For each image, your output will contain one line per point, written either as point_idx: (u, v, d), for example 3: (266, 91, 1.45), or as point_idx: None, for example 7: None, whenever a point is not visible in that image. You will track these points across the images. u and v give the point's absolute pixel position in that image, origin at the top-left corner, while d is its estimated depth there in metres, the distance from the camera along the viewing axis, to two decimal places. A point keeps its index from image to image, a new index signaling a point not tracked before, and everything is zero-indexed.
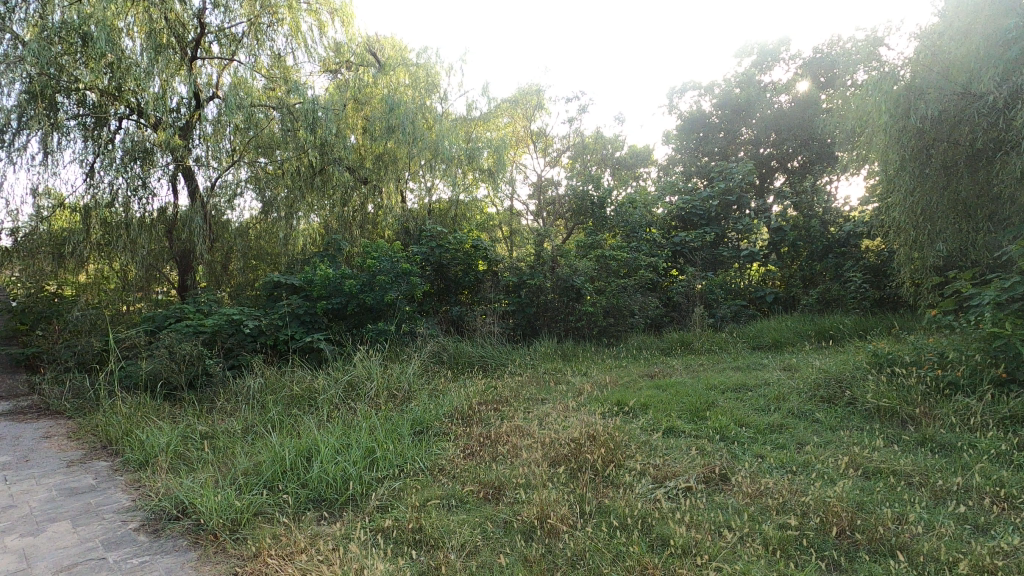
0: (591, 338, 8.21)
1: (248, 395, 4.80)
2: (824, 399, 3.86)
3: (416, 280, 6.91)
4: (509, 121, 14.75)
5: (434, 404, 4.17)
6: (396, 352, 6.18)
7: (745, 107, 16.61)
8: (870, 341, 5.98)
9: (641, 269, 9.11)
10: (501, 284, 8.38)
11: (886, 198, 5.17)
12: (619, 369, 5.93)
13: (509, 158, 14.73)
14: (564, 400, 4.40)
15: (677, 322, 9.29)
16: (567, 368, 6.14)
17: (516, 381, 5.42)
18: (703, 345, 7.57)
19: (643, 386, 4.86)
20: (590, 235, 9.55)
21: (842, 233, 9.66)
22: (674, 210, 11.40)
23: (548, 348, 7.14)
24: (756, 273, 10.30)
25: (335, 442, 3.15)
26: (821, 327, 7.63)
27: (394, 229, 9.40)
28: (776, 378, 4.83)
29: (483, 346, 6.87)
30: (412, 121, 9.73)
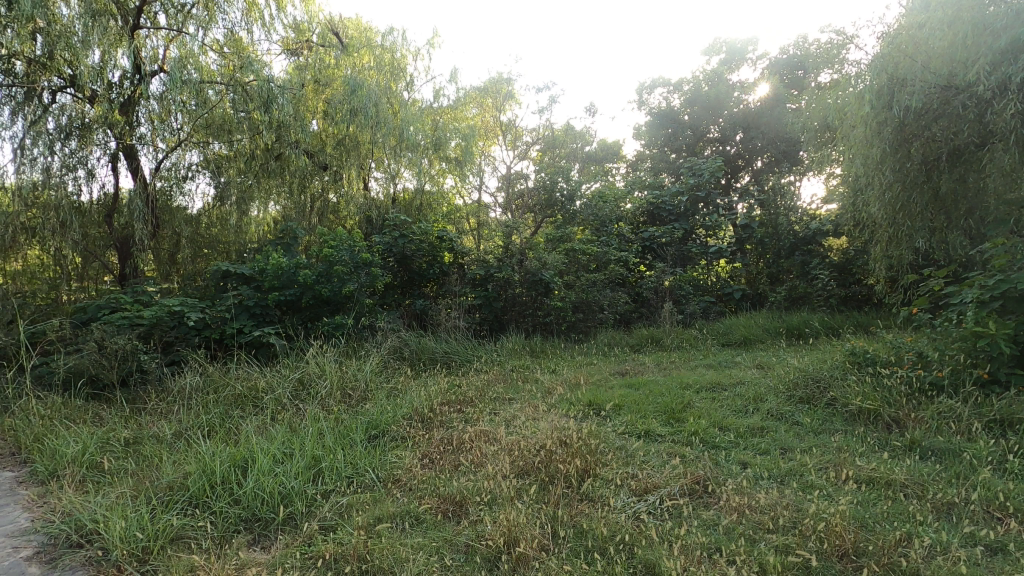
0: (559, 334, 7.98)
1: (187, 394, 4.36)
2: (803, 400, 3.71)
3: (377, 271, 6.52)
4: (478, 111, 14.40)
5: (392, 405, 3.84)
6: (354, 347, 5.80)
7: (716, 104, 16.71)
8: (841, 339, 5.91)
9: (611, 264, 8.93)
10: (467, 277, 8.06)
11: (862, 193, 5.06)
12: (589, 366, 5.71)
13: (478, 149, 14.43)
14: (533, 400, 4.14)
15: (646, 318, 9.16)
16: (536, 366, 5.88)
17: (482, 379, 5.12)
18: (673, 342, 7.43)
19: (614, 385, 4.65)
20: (560, 228, 9.31)
21: (808, 231, 9.70)
22: (644, 205, 11.28)
23: (515, 343, 6.87)
24: (723, 269, 10.20)
25: (276, 451, 2.80)
26: (790, 324, 7.58)
27: (356, 218, 8.97)
28: (751, 377, 4.68)
29: (447, 341, 6.54)
30: (375, 104, 9.24)
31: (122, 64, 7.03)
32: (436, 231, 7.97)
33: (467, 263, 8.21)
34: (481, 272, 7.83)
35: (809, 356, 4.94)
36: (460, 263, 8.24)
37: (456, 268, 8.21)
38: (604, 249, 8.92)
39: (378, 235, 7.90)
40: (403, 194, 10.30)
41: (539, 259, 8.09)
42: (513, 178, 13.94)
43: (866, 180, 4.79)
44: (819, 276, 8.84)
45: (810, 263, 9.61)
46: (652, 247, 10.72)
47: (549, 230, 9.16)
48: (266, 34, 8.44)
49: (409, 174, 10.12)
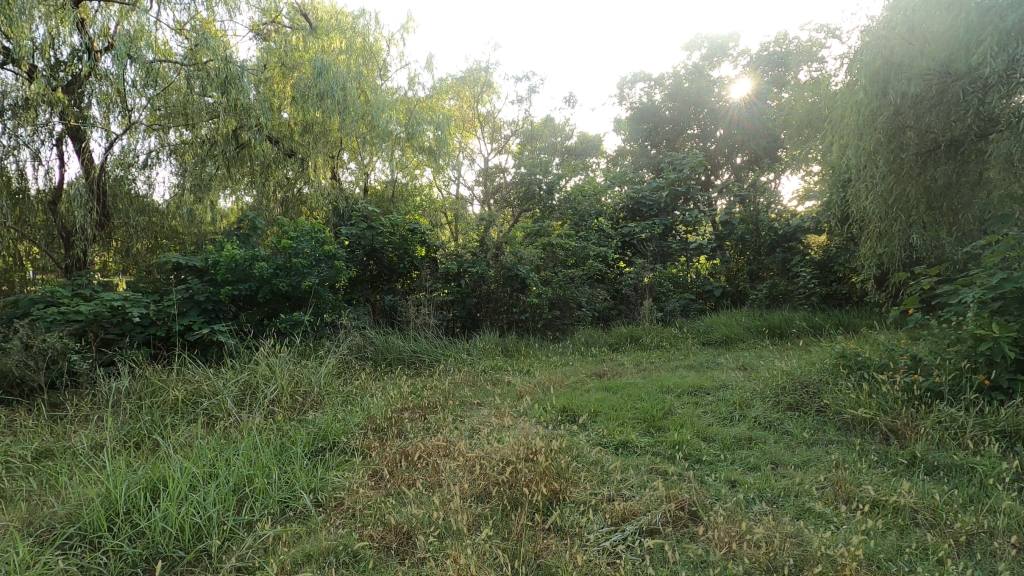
0: (536, 331, 7.66)
1: (120, 399, 3.93)
2: (791, 406, 3.46)
3: (341, 264, 6.11)
4: (456, 103, 14.04)
5: (346, 412, 3.49)
6: (314, 346, 5.40)
7: (696, 99, 16.55)
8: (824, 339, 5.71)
9: (590, 259, 8.62)
10: (439, 272, 7.68)
11: (851, 186, 4.83)
12: (565, 367, 5.41)
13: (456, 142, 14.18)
14: (503, 406, 3.83)
15: (625, 315, 8.90)
16: (509, 366, 5.55)
17: (450, 381, 4.78)
18: (653, 341, 7.17)
19: (591, 388, 4.35)
20: (537, 221, 8.99)
21: (789, 228, 9.59)
22: (624, 200, 11.03)
23: (488, 342, 6.54)
24: (703, 265, 9.98)
25: (201, 471, 2.42)
26: (771, 323, 7.39)
27: (323, 209, 8.50)
28: (735, 379, 4.42)
29: (416, 340, 6.18)
30: (344, 88, 8.69)
31: (71, 40, 6.44)
32: (407, 222, 7.58)
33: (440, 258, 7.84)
34: (454, 266, 7.48)
35: (795, 358, 4.71)
36: (432, 257, 7.86)
37: (429, 262, 7.83)
38: (583, 244, 8.62)
39: (345, 227, 7.47)
40: (375, 185, 9.86)
41: (515, 254, 7.74)
42: (492, 171, 13.55)
43: (857, 172, 4.55)
44: (801, 274, 8.68)
45: (790, 261, 9.45)
46: (632, 243, 10.46)
47: (527, 224, 8.84)
48: (229, 11, 7.94)
49: (382, 165, 9.72)
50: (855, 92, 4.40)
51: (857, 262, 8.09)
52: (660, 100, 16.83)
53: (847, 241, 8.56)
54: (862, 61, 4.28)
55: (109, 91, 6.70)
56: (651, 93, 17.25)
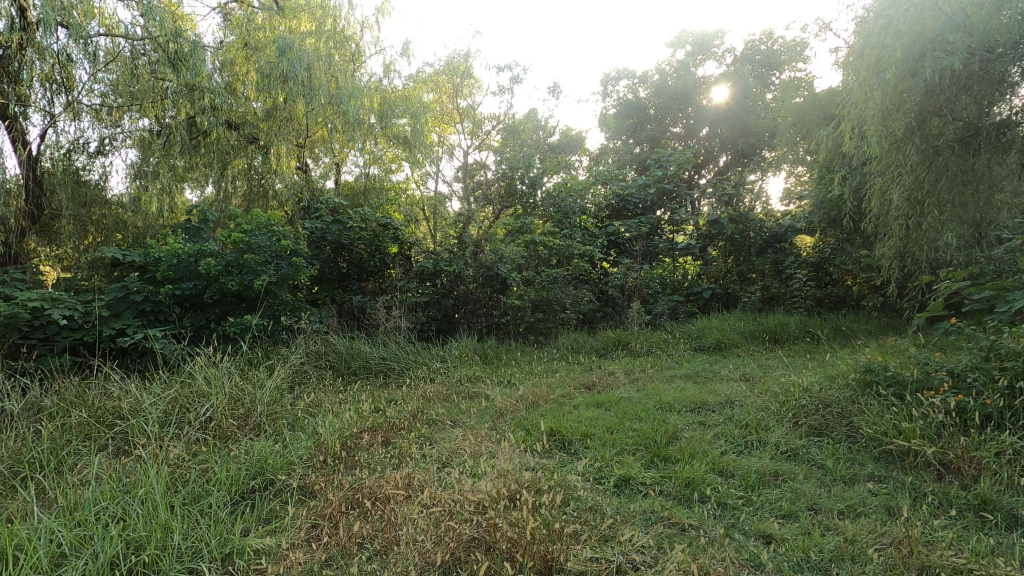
0: (518, 336, 7.13)
1: (21, 419, 3.28)
2: (813, 429, 3.00)
3: (301, 261, 5.48)
4: (434, 96, 13.48)
5: (292, 439, 2.91)
6: (268, 354, 4.79)
7: (682, 96, 16.11)
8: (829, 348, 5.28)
9: (576, 258, 8.08)
10: (413, 271, 7.09)
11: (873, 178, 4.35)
12: (550, 377, 4.88)
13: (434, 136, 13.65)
14: (479, 428, 3.30)
15: (611, 318, 8.43)
16: (488, 377, 5.00)
17: (420, 395, 4.24)
18: (643, 346, 6.71)
19: (580, 405, 3.84)
20: (519, 217, 8.47)
21: (780, 229, 9.27)
22: (609, 197, 10.58)
23: (465, 348, 5.97)
24: (692, 266, 9.60)
25: (80, 533, 1.84)
26: (766, 328, 6.98)
27: (285, 198, 7.73)
28: (740, 392, 3.96)
29: (385, 345, 5.61)
30: (309, 68, 7.85)
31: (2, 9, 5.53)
32: (378, 217, 7.00)
33: (415, 255, 7.26)
34: (429, 264, 6.91)
35: (803, 371, 4.28)
36: (405, 254, 7.28)
37: (401, 260, 7.24)
38: (567, 242, 8.12)
39: (309, 221, 6.84)
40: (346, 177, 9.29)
41: (494, 252, 7.19)
42: (472, 167, 12.98)
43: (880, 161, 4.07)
44: (794, 275, 8.32)
45: (782, 262, 9.10)
46: (617, 243, 10.00)
47: (508, 220, 8.29)
48: None
49: (355, 157, 9.06)
50: (884, 70, 3.91)
51: (854, 263, 7.75)
52: (646, 95, 16.30)
53: (841, 241, 8.22)
54: (893, 35, 3.80)
55: (39, 66, 5.86)
56: (635, 89, 16.76)
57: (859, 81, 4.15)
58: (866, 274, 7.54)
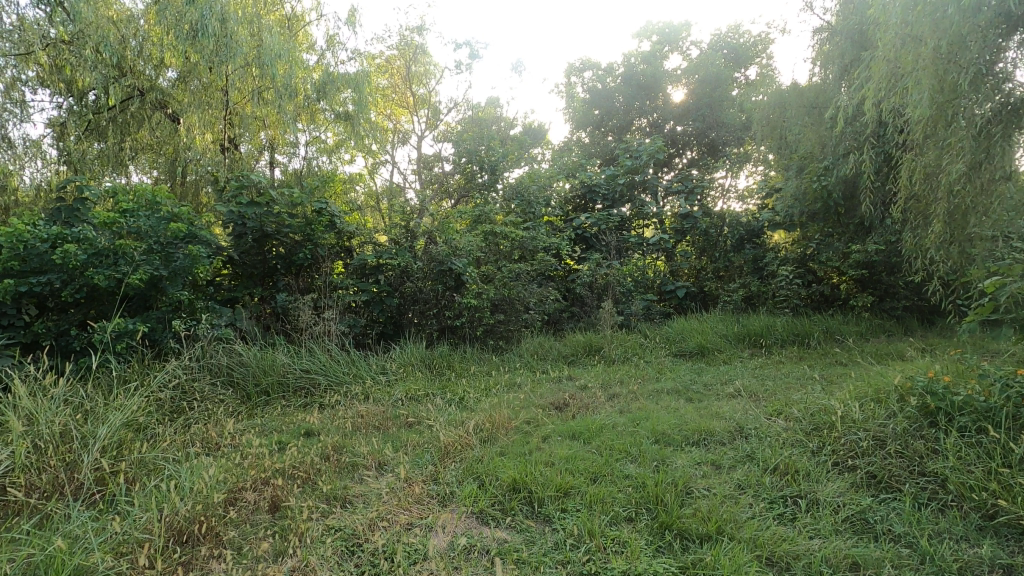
0: (475, 341, 6.18)
1: None
2: (872, 480, 2.21)
3: (200, 249, 4.34)
4: (387, 84, 12.47)
5: (121, 521, 1.90)
6: (147, 369, 3.71)
7: (649, 87, 15.42)
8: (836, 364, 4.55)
9: (540, 252, 7.18)
10: (352, 265, 6.06)
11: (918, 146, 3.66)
12: (513, 397, 3.95)
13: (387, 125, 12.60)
14: (413, 484, 2.37)
15: (579, 319, 7.59)
16: (436, 397, 4.03)
17: (342, 428, 3.26)
18: (617, 352, 5.90)
19: (551, 441, 2.94)
20: (477, 207, 7.53)
21: (758, 223, 8.66)
22: (576, 189, 9.76)
23: (410, 358, 5.00)
24: (664, 264, 8.89)
25: None
26: (750, 332, 6.32)
27: (202, 180, 6.55)
28: (752, 418, 3.14)
29: (310, 355, 4.59)
30: (224, 17, 6.45)
31: None
32: (310, 201, 5.95)
33: (355, 246, 6.22)
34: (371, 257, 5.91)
35: (820, 391, 3.52)
36: (343, 246, 6.23)
37: (339, 252, 6.19)
38: (531, 234, 7.24)
39: (223, 206, 5.71)
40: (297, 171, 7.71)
41: (448, 243, 6.22)
42: (430, 158, 11.98)
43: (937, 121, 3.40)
44: (776, 272, 7.68)
45: (760, 258, 8.48)
46: (585, 238, 9.18)
47: (464, 208, 7.33)
48: None
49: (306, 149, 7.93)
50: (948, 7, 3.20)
51: (841, 259, 7.15)
52: (613, 86, 15.52)
53: (826, 236, 7.64)
54: None
55: None
56: (600, 80, 16.01)
57: (907, 25, 3.44)
58: (854, 271, 6.96)
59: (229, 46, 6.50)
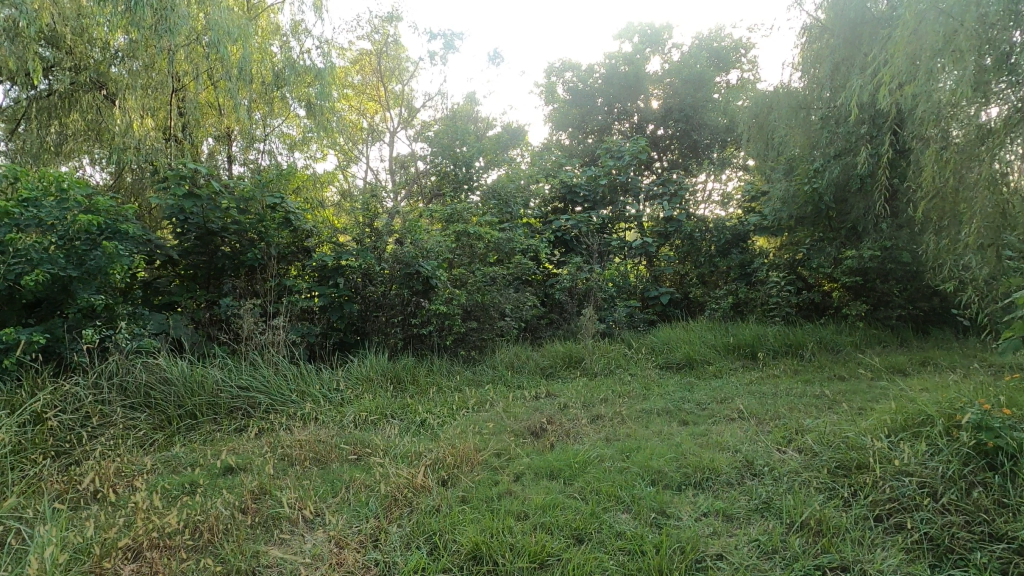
0: (444, 351, 5.64)
1: None
2: (933, 546, 1.84)
3: (111, 247, 3.60)
4: (358, 78, 11.86)
5: None
6: (42, 390, 3.10)
7: (630, 88, 15.04)
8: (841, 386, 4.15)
9: (517, 255, 6.67)
10: (309, 267, 5.47)
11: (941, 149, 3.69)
12: (484, 424, 3.43)
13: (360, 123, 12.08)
14: (346, 551, 1.86)
15: (558, 326, 7.11)
16: (393, 423, 3.49)
17: (274, 466, 2.71)
18: (599, 365, 5.43)
19: (524, 482, 2.44)
20: (449, 205, 6.98)
21: (744, 227, 8.30)
22: (556, 190, 9.27)
23: (370, 372, 4.45)
24: (647, 270, 8.56)
25: None
26: (740, 342, 5.92)
27: (142, 171, 5.89)
28: (761, 452, 2.67)
29: (252, 370, 4.01)
30: None
31: None
32: (263, 195, 5.33)
33: (314, 246, 5.61)
34: (329, 257, 5.30)
35: (833, 419, 3.08)
36: (300, 246, 5.63)
37: (294, 252, 5.59)
38: (507, 235, 6.72)
39: (161, 199, 5.07)
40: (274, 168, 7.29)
41: (415, 243, 5.64)
42: (403, 157, 11.39)
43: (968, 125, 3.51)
44: (765, 279, 7.31)
45: (748, 263, 8.11)
46: (565, 240, 8.70)
47: (435, 206, 6.77)
48: None
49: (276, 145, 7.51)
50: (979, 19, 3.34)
51: (833, 266, 6.81)
52: (594, 85, 15.10)
53: (816, 241, 7.30)
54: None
55: None
56: (581, 80, 15.55)
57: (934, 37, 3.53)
58: (847, 278, 6.62)
59: (169, 20, 5.81)
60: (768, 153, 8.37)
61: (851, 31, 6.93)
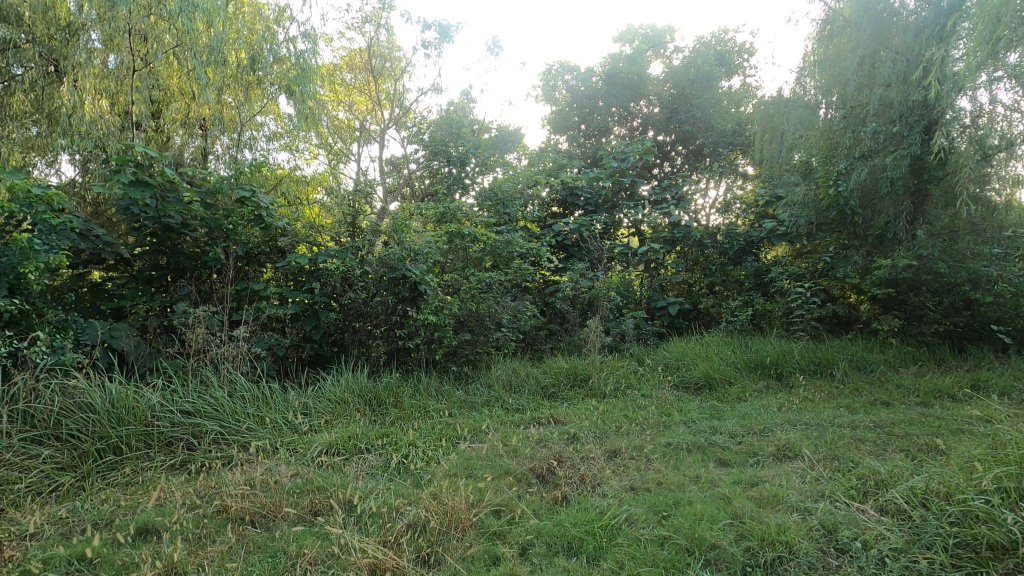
0: (433, 367, 5.01)
1: None
2: None
3: (23, 241, 3.09)
4: (349, 76, 11.26)
5: None
6: None
7: (634, 89, 14.43)
8: (896, 422, 3.56)
9: (516, 259, 6.05)
10: (283, 269, 4.83)
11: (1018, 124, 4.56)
12: (478, 466, 2.80)
13: (350, 122, 11.45)
14: None
15: (559, 338, 6.49)
16: (365, 467, 2.88)
17: (199, 532, 2.07)
18: (608, 384, 4.82)
19: (535, 562, 1.84)
20: (442, 203, 6.35)
21: (758, 233, 7.74)
22: (556, 191, 8.66)
23: (346, 395, 3.85)
24: (653, 277, 7.96)
25: None
26: (763, 359, 5.34)
27: (95, 159, 5.25)
28: (834, 518, 2.07)
29: (200, 392, 3.37)
30: None
31: None
32: (232, 187, 4.70)
33: (288, 246, 4.94)
34: (303, 257, 4.62)
35: (910, 472, 2.48)
36: (273, 245, 4.99)
37: (267, 252, 4.95)
38: (505, 238, 6.10)
39: (109, 187, 4.40)
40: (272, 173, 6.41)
41: (402, 244, 4.99)
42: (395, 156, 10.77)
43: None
44: (783, 289, 6.75)
45: (763, 272, 7.53)
46: (565, 245, 8.10)
47: (426, 204, 6.13)
48: None
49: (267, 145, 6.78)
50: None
51: (859, 276, 6.26)
52: (596, 85, 14.50)
53: (840, 249, 6.74)
54: None
55: None
56: (581, 81, 14.95)
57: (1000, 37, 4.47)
58: (876, 290, 6.06)
59: None
60: (765, 160, 7.70)
61: (879, 23, 6.41)
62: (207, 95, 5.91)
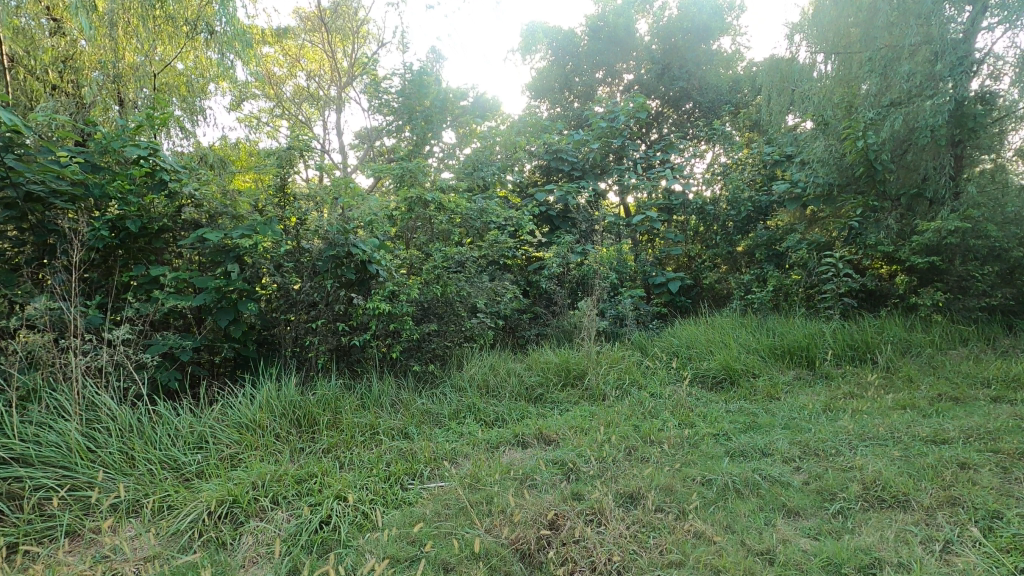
0: (391, 367, 4.02)
1: None
2: None
3: None
4: (306, 42, 9.88)
5: None
6: None
7: (623, 44, 13.19)
8: (997, 435, 2.69)
9: (491, 230, 5.02)
10: (194, 248, 3.74)
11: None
12: (434, 544, 1.85)
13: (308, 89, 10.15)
14: None
15: (545, 323, 5.53)
16: (261, 549, 1.93)
17: None
18: (610, 381, 3.89)
19: None
20: (400, 165, 5.25)
21: (768, 197, 6.80)
22: (537, 156, 7.56)
23: (265, 416, 2.85)
24: (650, 250, 7.01)
25: None
26: (791, 345, 4.45)
27: None
28: None
29: (36, 427, 2.38)
30: None
31: None
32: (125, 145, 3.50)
33: (201, 217, 3.85)
34: (216, 234, 3.53)
35: None
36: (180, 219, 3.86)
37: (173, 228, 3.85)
38: (478, 206, 5.05)
39: None
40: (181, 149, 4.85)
41: (346, 214, 3.94)
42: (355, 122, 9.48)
43: None
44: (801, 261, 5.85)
45: (774, 241, 6.62)
46: (549, 216, 7.07)
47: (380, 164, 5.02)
48: None
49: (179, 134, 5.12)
50: None
51: (892, 244, 5.38)
52: (581, 42, 13.24)
53: (868, 213, 5.84)
54: None
55: None
56: (564, 39, 13.68)
57: None
58: (915, 259, 5.18)
59: None
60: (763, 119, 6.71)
61: None
62: (87, 25, 4.58)
